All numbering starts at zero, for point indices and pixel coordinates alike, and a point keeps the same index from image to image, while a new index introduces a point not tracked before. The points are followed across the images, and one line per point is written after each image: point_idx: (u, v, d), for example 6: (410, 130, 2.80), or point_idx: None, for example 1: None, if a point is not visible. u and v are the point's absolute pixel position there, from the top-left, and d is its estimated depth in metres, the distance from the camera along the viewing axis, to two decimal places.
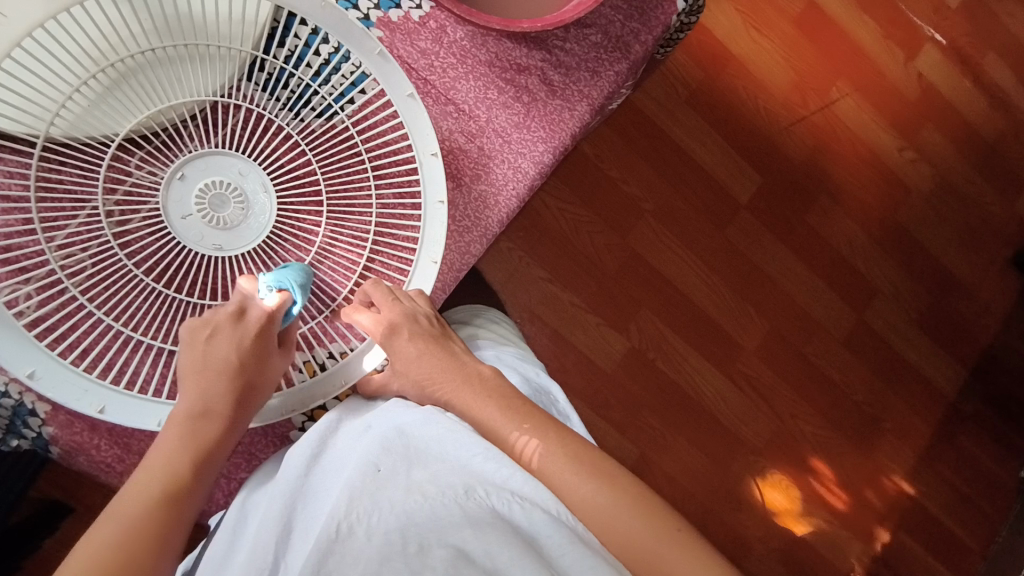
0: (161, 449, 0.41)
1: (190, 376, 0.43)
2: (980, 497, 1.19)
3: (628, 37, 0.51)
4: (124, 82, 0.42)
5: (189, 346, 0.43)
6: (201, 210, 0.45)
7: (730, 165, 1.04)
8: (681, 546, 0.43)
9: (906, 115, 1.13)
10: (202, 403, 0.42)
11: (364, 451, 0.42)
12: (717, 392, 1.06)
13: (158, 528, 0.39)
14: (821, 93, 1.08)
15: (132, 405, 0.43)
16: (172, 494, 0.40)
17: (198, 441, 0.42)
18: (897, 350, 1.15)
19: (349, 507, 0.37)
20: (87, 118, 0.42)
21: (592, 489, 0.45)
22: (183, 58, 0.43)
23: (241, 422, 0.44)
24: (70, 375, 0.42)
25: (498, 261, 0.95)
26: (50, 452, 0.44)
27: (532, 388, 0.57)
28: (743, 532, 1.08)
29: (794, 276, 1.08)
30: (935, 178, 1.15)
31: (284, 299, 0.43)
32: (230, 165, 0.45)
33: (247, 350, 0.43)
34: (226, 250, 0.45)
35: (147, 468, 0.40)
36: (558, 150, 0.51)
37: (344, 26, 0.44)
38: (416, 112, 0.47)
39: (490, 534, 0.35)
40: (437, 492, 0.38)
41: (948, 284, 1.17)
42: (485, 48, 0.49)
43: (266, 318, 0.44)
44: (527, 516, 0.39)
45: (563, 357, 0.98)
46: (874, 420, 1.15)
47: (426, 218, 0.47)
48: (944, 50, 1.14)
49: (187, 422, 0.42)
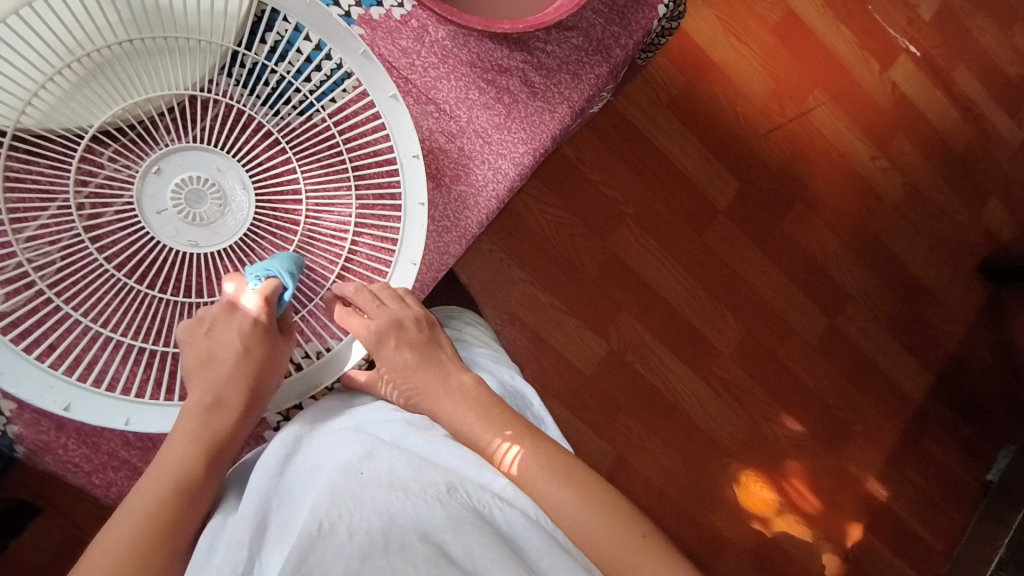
0: (173, 446, 0.41)
1: (195, 372, 0.43)
2: (946, 500, 1.22)
3: (609, 41, 0.52)
4: (101, 72, 0.41)
5: (190, 343, 0.43)
6: (176, 205, 0.44)
7: (709, 170, 1.05)
8: (647, 549, 0.43)
9: (880, 124, 1.15)
10: (211, 394, 0.43)
11: (347, 449, 0.42)
12: (694, 394, 1.07)
13: (169, 525, 0.39)
14: (798, 102, 1.09)
15: (99, 404, 0.42)
16: (181, 489, 0.40)
17: (209, 432, 0.42)
18: (869, 355, 1.17)
19: (330, 507, 0.36)
20: (62, 109, 0.41)
21: (565, 497, 0.45)
22: (162, 50, 0.42)
23: (252, 411, 0.44)
24: (35, 372, 0.41)
25: (479, 263, 0.95)
26: (14, 451, 0.43)
27: (507, 391, 0.57)
28: (717, 533, 1.09)
29: (770, 281, 1.10)
30: (906, 187, 1.18)
31: (272, 283, 0.43)
32: (207, 161, 0.45)
33: (251, 335, 0.44)
34: (201, 246, 0.45)
35: (159, 467, 0.40)
36: (539, 152, 0.51)
37: (327, 23, 0.44)
38: (398, 114, 0.46)
39: (473, 536, 0.36)
40: (420, 490, 0.39)
41: (918, 291, 1.20)
42: (467, 48, 0.49)
43: (263, 305, 0.44)
44: (506, 516, 0.40)
45: (541, 358, 0.98)
46: (845, 423, 1.17)
47: (406, 219, 0.47)
48: (917, 61, 1.16)
49: (198, 414, 0.42)
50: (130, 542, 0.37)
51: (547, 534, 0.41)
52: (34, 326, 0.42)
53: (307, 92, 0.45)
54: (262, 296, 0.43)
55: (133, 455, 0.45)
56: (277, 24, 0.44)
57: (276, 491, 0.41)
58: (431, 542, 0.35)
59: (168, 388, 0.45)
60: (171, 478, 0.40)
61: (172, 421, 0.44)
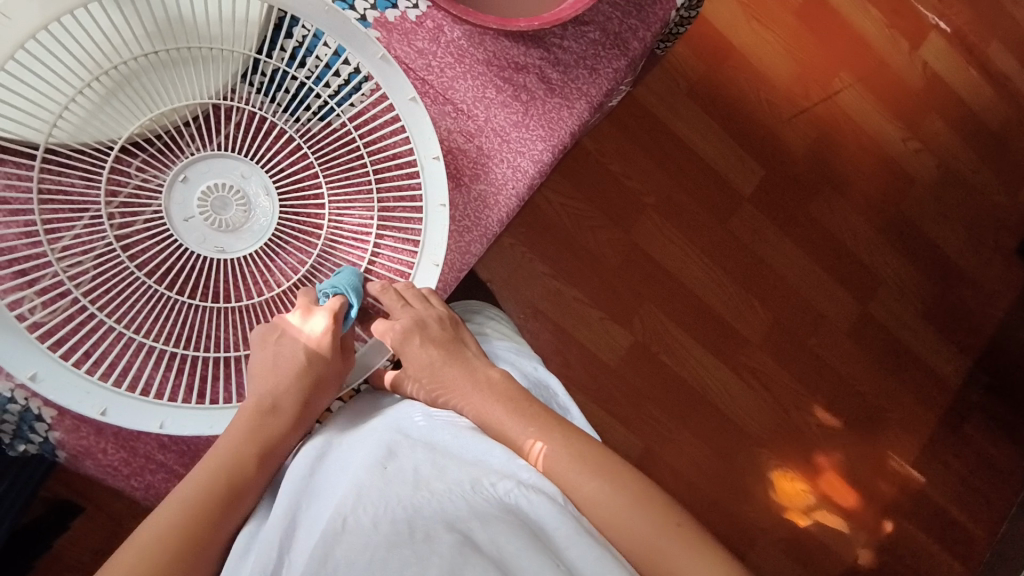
0: (231, 439, 0.42)
1: (260, 372, 0.45)
2: (985, 486, 1.19)
3: (626, 33, 0.51)
4: (128, 84, 0.42)
5: (261, 346, 0.45)
6: (203, 212, 0.45)
7: (732, 157, 1.03)
8: (681, 539, 0.43)
9: (910, 105, 1.12)
10: (272, 398, 0.45)
11: (373, 447, 0.43)
12: (722, 384, 1.06)
13: (213, 520, 0.40)
14: (823, 84, 1.07)
15: (132, 407, 0.43)
16: (231, 489, 0.41)
17: (265, 436, 0.44)
18: (902, 341, 1.15)
19: (356, 504, 0.37)
20: (92, 122, 0.42)
21: (594, 489, 0.45)
22: (186, 61, 0.43)
23: (302, 428, 0.46)
24: (72, 378, 0.42)
25: (501, 258, 0.95)
26: (57, 456, 0.45)
27: (531, 382, 0.57)
28: (749, 524, 1.08)
29: (798, 269, 1.08)
30: (938, 168, 1.15)
31: (342, 305, 0.45)
32: (232, 167, 0.46)
33: (314, 352, 0.46)
34: (227, 251, 0.46)
35: (212, 459, 0.42)
36: (558, 148, 0.51)
37: (346, 28, 0.44)
38: (417, 116, 0.46)
39: (500, 528, 0.36)
40: (445, 488, 0.39)
41: (953, 275, 1.17)
42: (482, 47, 0.49)
43: (330, 325, 0.46)
44: (528, 500, 0.41)
45: (566, 352, 0.98)
46: (878, 411, 1.14)
47: (428, 221, 0.47)
48: (948, 37, 1.13)
49: (258, 416, 0.44)
50: (176, 531, 0.39)
51: (573, 523, 0.41)
52: (71, 335, 0.43)
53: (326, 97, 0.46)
54: (332, 315, 0.45)
55: (169, 458, 0.46)
56: (295, 31, 0.44)
57: (305, 492, 0.41)
58: (455, 530, 0.35)
59: (199, 393, 0.46)
60: (224, 472, 0.41)
61: (206, 423, 0.44)
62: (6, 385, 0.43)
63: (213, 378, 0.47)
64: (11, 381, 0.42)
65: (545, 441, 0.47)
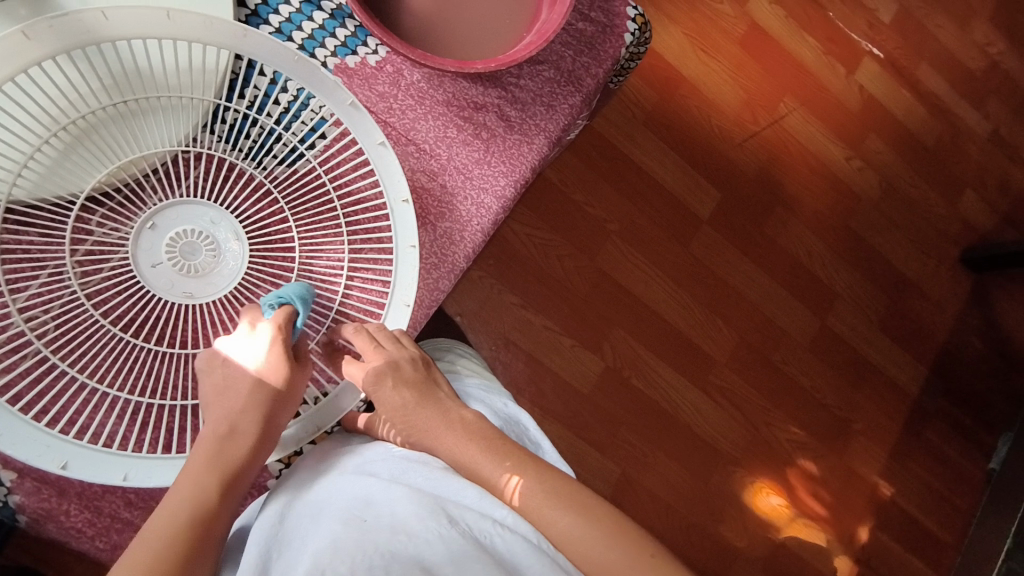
0: (188, 474, 0.41)
1: (215, 398, 0.44)
2: (949, 489, 1.22)
3: (579, 71, 0.53)
4: (88, 136, 0.42)
5: (207, 372, 0.43)
6: (171, 258, 0.44)
7: (689, 182, 1.07)
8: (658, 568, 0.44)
9: (851, 126, 1.17)
10: (228, 422, 0.43)
11: (347, 493, 0.43)
12: (692, 404, 1.07)
13: (180, 563, 0.39)
14: (770, 110, 1.12)
15: (94, 458, 0.42)
16: (194, 528, 0.40)
17: (224, 464, 0.42)
18: (862, 352, 1.18)
19: (333, 552, 0.37)
20: (52, 177, 0.42)
21: (572, 524, 0.45)
22: (147, 111, 0.43)
23: (268, 443, 0.45)
24: (33, 432, 0.41)
25: (471, 290, 0.95)
26: (17, 521, 0.43)
27: (502, 420, 0.57)
28: (729, 542, 1.09)
29: (759, 287, 1.11)
30: (882, 185, 1.20)
31: (286, 312, 0.43)
32: (201, 214, 0.45)
33: (269, 369, 0.44)
34: (197, 297, 0.45)
35: (171, 498, 0.41)
36: (520, 183, 0.52)
37: (314, 76, 0.45)
38: (388, 160, 0.47)
39: (474, 570, 0.37)
40: (422, 528, 0.39)
41: (903, 286, 1.21)
42: (442, 89, 0.51)
43: (275, 335, 0.43)
44: (504, 541, 0.42)
45: (538, 381, 0.98)
46: (844, 421, 1.17)
47: (398, 262, 0.47)
48: (881, 62, 1.19)
49: (215, 444, 0.42)
50: None
51: (545, 557, 0.43)
52: (29, 389, 0.42)
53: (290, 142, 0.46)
54: (277, 322, 0.43)
55: (136, 515, 0.45)
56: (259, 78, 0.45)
57: (277, 541, 0.41)
58: (432, 574, 0.36)
59: (165, 446, 0.45)
60: (185, 512, 0.40)
61: (173, 474, 0.43)
62: None
63: (180, 429, 0.46)
64: None
65: (520, 477, 0.47)
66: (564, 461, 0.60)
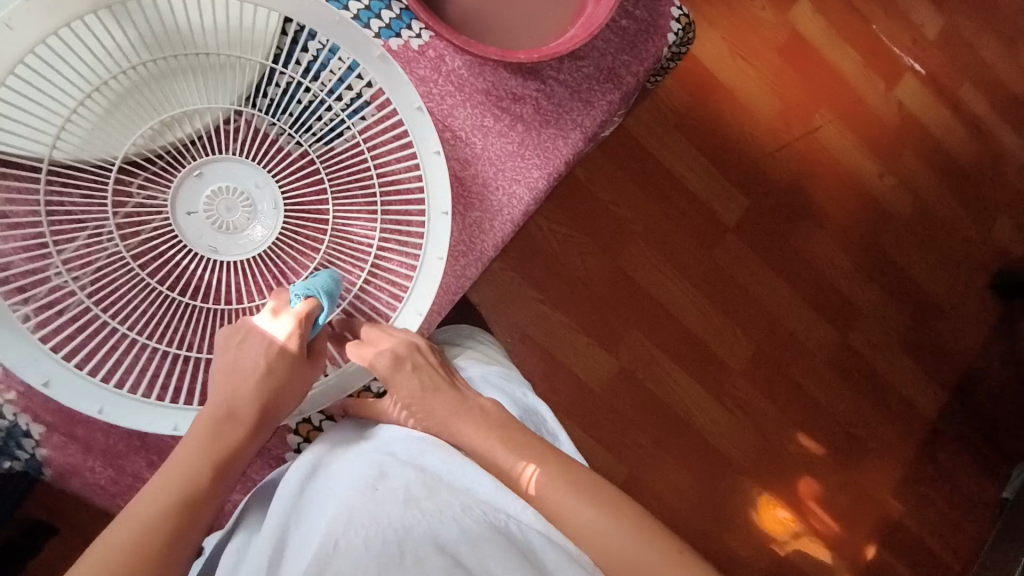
0: (185, 450, 0.41)
1: (217, 378, 0.43)
2: (961, 516, 1.21)
3: (620, 69, 0.53)
4: (128, 93, 0.43)
5: (221, 351, 0.43)
6: (208, 211, 0.45)
7: (718, 188, 1.06)
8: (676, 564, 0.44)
9: (887, 142, 1.16)
10: (231, 404, 0.43)
11: (364, 467, 0.43)
12: (705, 411, 1.07)
13: (169, 535, 0.40)
14: (805, 120, 1.10)
15: (130, 406, 0.43)
16: (185, 504, 0.40)
17: (220, 445, 0.42)
18: (880, 371, 1.17)
19: (348, 525, 0.38)
20: (95, 134, 0.42)
21: (590, 515, 0.45)
22: (185, 69, 0.43)
23: (264, 430, 0.45)
24: (75, 378, 0.42)
25: (491, 282, 0.96)
26: (43, 473, 0.44)
27: (520, 410, 0.57)
28: (732, 552, 1.09)
29: (780, 299, 1.10)
30: (914, 204, 1.18)
31: (311, 306, 0.43)
32: (247, 175, 0.46)
33: (277, 357, 0.44)
34: (220, 253, 0.45)
35: (168, 470, 0.41)
36: (553, 176, 0.52)
37: (363, 45, 0.45)
38: (428, 133, 0.47)
39: (488, 547, 0.37)
40: (436, 509, 0.40)
41: (928, 307, 1.20)
42: (482, 78, 0.51)
43: (296, 328, 0.44)
44: (522, 529, 0.42)
45: (553, 377, 0.98)
46: (858, 439, 1.16)
47: (431, 228, 0.47)
48: (922, 79, 1.17)
49: (215, 424, 0.42)
50: (126, 550, 0.38)
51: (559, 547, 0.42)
52: (63, 343, 0.43)
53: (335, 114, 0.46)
54: (300, 316, 0.43)
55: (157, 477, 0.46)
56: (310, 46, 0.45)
57: (297, 508, 0.42)
58: (446, 552, 0.36)
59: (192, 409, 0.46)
60: (178, 486, 0.41)
61: None
62: None
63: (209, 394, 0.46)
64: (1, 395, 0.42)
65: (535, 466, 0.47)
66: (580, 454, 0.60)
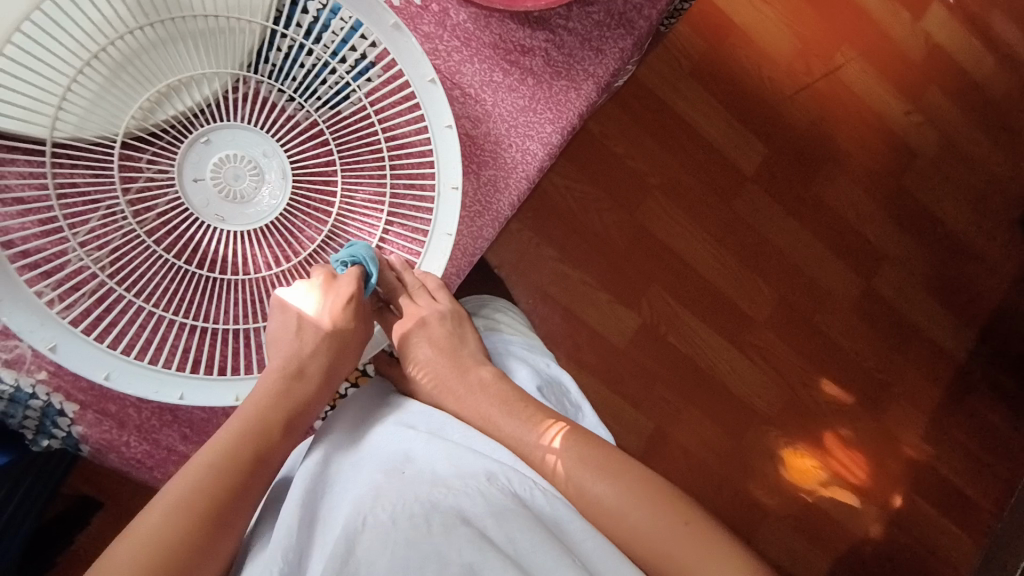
0: (259, 402, 0.43)
1: (281, 338, 0.45)
2: (992, 457, 1.20)
3: (631, 13, 0.51)
4: (124, 60, 0.42)
5: (281, 313, 0.45)
6: (215, 178, 0.45)
7: (736, 136, 1.03)
8: (686, 538, 0.43)
9: (913, 78, 1.11)
10: (298, 363, 0.46)
11: (389, 445, 0.44)
12: (729, 363, 1.06)
13: (242, 482, 0.41)
14: (825, 59, 1.06)
15: (138, 372, 0.43)
16: (258, 455, 0.42)
17: (290, 400, 0.45)
18: (908, 315, 1.15)
19: (374, 502, 0.38)
20: (95, 107, 0.41)
21: (603, 490, 0.45)
22: (181, 33, 0.42)
23: (327, 390, 0.47)
24: (85, 347, 0.42)
25: (508, 244, 0.95)
26: (80, 450, 0.45)
27: (543, 380, 0.57)
28: (760, 501, 1.09)
29: (803, 246, 1.08)
30: (941, 141, 1.14)
31: (360, 273, 0.45)
32: (256, 144, 0.46)
33: (339, 321, 0.47)
34: (227, 222, 0.45)
35: (242, 419, 0.42)
36: (567, 130, 0.51)
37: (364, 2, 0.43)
38: (436, 97, 0.46)
39: (514, 522, 0.38)
40: (461, 484, 0.40)
41: (958, 248, 1.17)
42: (489, 30, 0.49)
43: (349, 297, 0.46)
44: (546, 498, 0.42)
45: (575, 336, 0.98)
46: (886, 385, 1.15)
47: (440, 204, 0.46)
48: (949, 8, 1.12)
49: (284, 379, 0.45)
50: (197, 496, 0.39)
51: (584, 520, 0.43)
52: (87, 322, 0.43)
53: (343, 74, 0.45)
54: (351, 282, 0.45)
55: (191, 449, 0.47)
56: (311, 6, 0.43)
57: (320, 486, 0.42)
58: (472, 525, 0.37)
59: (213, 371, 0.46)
60: (253, 436, 0.42)
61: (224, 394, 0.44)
62: (27, 381, 0.43)
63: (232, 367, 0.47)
64: (33, 376, 0.43)
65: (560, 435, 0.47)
66: (605, 427, 0.59)
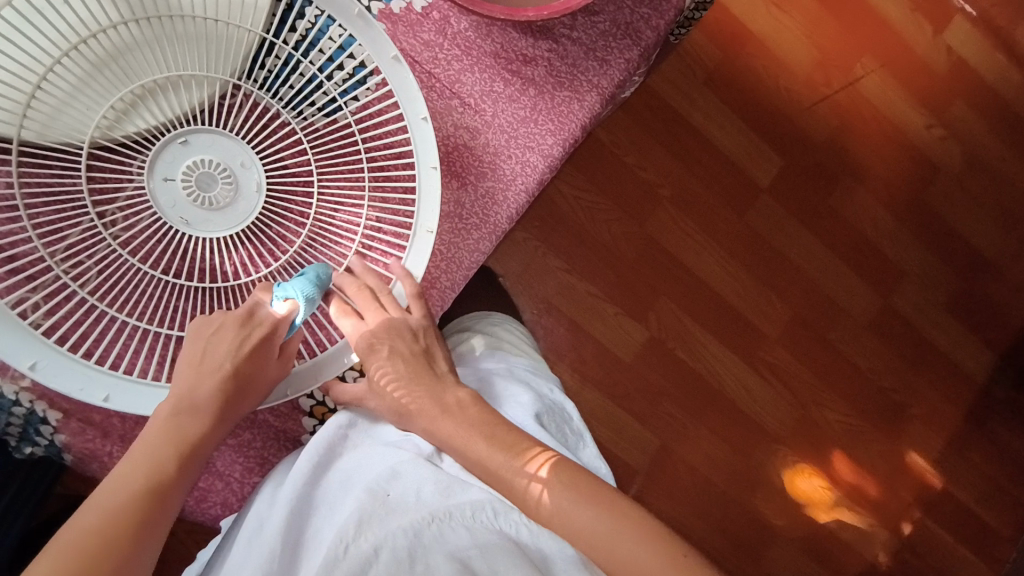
0: (149, 438, 0.40)
1: (184, 368, 0.41)
2: (1011, 483, 1.16)
3: (638, 23, 0.49)
4: (107, 57, 0.40)
5: (192, 339, 0.41)
6: (186, 183, 0.43)
7: (750, 147, 1.01)
8: (685, 574, 0.37)
9: (935, 91, 1.08)
10: (194, 398, 0.41)
11: (376, 467, 0.43)
12: (738, 379, 1.04)
13: (127, 524, 0.37)
14: (845, 71, 1.04)
15: (109, 384, 0.42)
16: (149, 495, 0.38)
17: (181, 435, 0.40)
18: (926, 334, 1.12)
19: (358, 530, 0.38)
20: (68, 105, 0.40)
21: (593, 519, 0.39)
22: (167, 34, 0.41)
23: (228, 426, 0.43)
24: (59, 359, 0.41)
25: (515, 253, 0.94)
26: (64, 458, 0.45)
27: (544, 406, 0.54)
28: (767, 521, 1.07)
29: (818, 261, 1.06)
30: (964, 156, 1.11)
31: (293, 308, 0.42)
32: (234, 152, 0.44)
33: (243, 356, 0.41)
34: (192, 226, 0.44)
35: (131, 458, 0.39)
36: (569, 142, 0.49)
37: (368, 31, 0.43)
38: (427, 138, 0.45)
39: (498, 557, 0.38)
40: (448, 514, 0.40)
41: (979, 266, 1.13)
42: (490, 39, 0.48)
43: (275, 324, 0.42)
44: (533, 535, 0.42)
45: (580, 348, 0.96)
46: (900, 406, 1.12)
47: (413, 242, 0.46)
48: (976, 20, 1.09)
49: (176, 416, 0.40)
50: (83, 536, 0.36)
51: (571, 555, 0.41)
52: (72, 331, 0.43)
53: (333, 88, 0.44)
54: (285, 314, 0.42)
55: None
56: (308, 12, 0.42)
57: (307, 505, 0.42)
58: (457, 560, 0.37)
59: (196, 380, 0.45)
60: (143, 471, 0.39)
61: None
62: (12, 389, 0.42)
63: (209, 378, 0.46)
64: (17, 383, 0.42)
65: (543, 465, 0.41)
66: (603, 459, 0.57)
